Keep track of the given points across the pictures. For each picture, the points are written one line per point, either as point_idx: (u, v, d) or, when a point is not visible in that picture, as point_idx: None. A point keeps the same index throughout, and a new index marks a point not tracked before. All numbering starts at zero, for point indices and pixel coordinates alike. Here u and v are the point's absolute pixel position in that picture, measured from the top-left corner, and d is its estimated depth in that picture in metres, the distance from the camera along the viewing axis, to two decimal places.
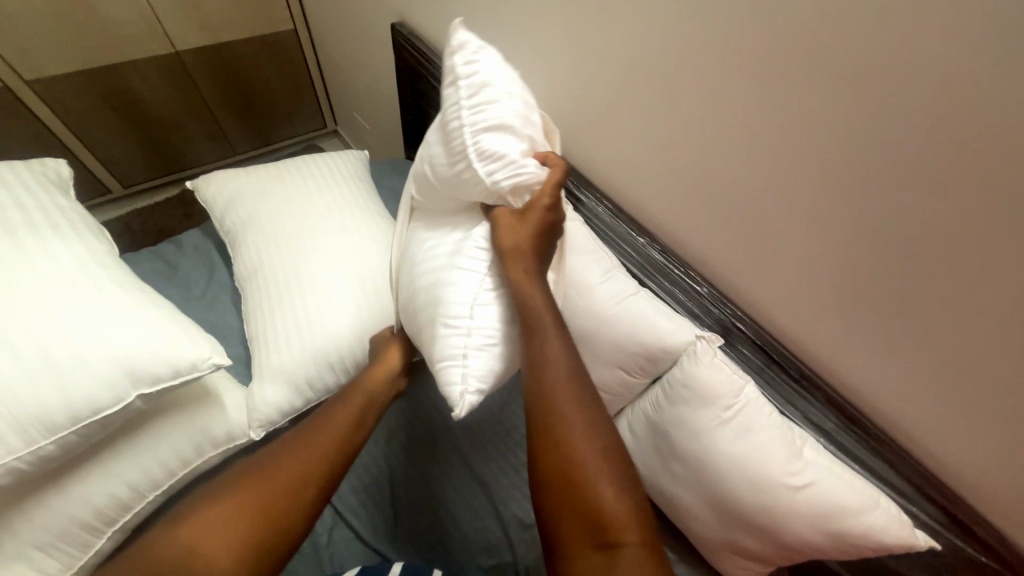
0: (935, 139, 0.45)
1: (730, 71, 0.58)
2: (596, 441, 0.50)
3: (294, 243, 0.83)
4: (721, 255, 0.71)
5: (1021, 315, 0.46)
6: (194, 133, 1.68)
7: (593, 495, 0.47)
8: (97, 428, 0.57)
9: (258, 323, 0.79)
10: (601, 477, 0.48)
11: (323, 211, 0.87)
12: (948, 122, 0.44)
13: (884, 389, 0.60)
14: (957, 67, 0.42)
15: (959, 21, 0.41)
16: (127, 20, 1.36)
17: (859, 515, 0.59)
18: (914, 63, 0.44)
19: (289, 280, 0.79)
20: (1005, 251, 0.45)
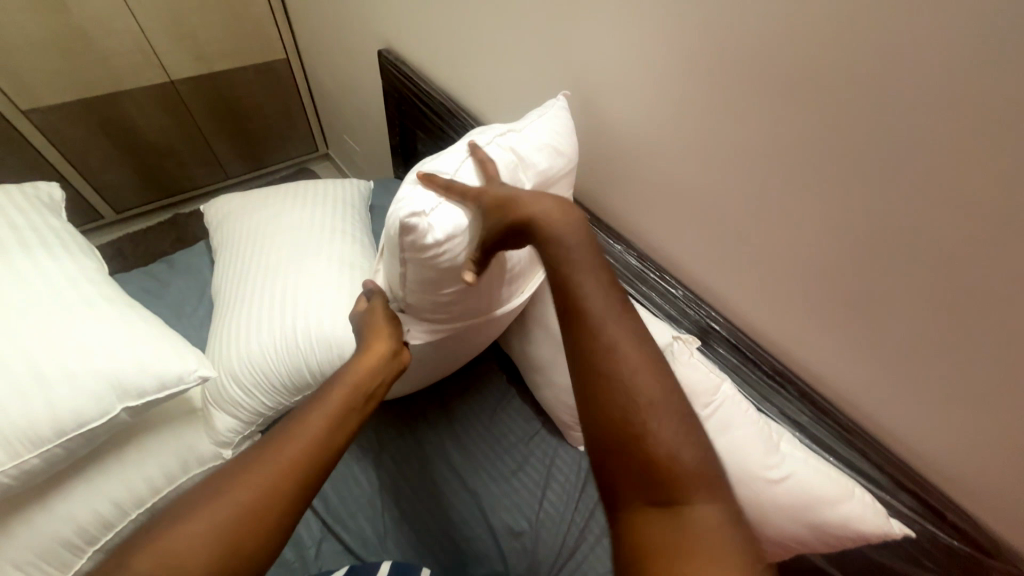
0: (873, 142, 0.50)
1: (693, 87, 0.62)
2: (658, 387, 0.45)
3: (269, 261, 0.82)
4: (695, 259, 0.74)
5: (976, 299, 0.49)
6: (189, 159, 1.72)
7: (650, 445, 0.43)
8: (82, 442, 0.58)
9: (219, 339, 0.77)
10: (661, 417, 0.44)
11: (304, 231, 0.87)
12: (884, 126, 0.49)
13: (853, 381, 0.63)
14: (890, 78, 0.47)
15: (885, 41, 0.46)
16: (127, 52, 1.42)
17: (837, 506, 0.60)
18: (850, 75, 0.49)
19: (255, 297, 0.78)
20: (952, 242, 0.49)
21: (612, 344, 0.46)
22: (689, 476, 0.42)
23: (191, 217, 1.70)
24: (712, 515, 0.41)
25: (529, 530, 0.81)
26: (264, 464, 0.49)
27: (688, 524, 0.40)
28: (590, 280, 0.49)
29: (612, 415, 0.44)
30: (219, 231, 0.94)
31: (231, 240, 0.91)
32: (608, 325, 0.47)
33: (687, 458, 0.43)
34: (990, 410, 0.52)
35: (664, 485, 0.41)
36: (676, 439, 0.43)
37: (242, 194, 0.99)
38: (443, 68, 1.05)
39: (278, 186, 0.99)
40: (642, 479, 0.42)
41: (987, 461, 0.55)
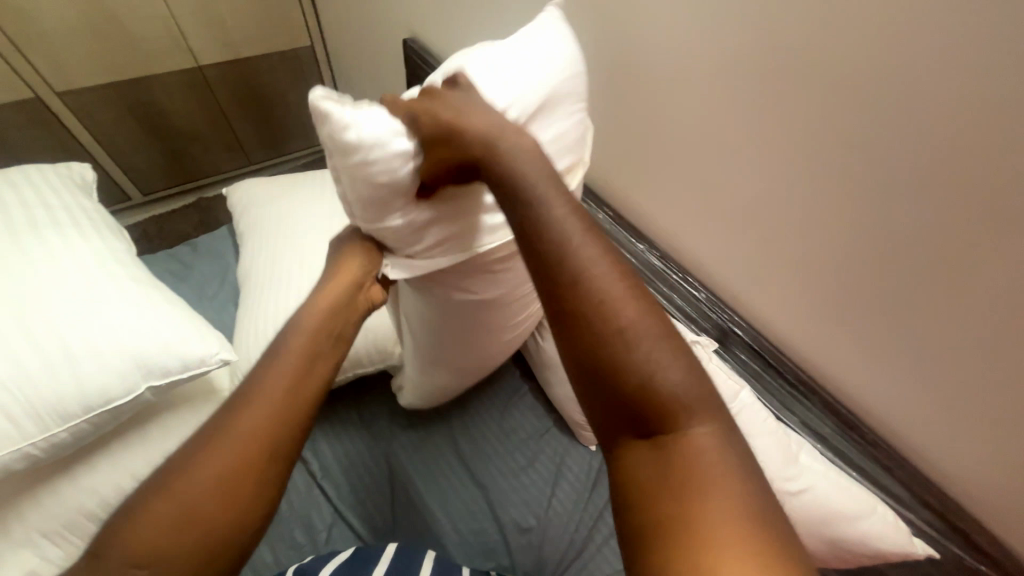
0: (914, 148, 0.47)
1: (724, 84, 0.60)
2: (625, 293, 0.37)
3: (287, 254, 0.84)
4: (719, 262, 0.72)
5: (1015, 317, 0.47)
6: (213, 144, 1.74)
7: (620, 370, 0.35)
8: (108, 419, 0.59)
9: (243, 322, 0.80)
10: (640, 327, 0.36)
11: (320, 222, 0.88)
12: (926, 133, 0.46)
13: (879, 394, 0.60)
14: (934, 81, 0.44)
15: (935, 40, 0.43)
16: (154, 36, 1.44)
17: (856, 522, 0.59)
18: (892, 75, 0.46)
19: (279, 280, 0.81)
20: (993, 256, 0.46)
21: (570, 245, 0.39)
22: (683, 403, 0.34)
23: (214, 202, 1.73)
24: (707, 437, 0.33)
25: (536, 526, 0.81)
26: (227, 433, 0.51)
27: (679, 455, 0.33)
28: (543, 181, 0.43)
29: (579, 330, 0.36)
30: (240, 222, 0.96)
31: (251, 231, 0.93)
32: (566, 225, 0.40)
33: (677, 381, 0.35)
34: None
35: (647, 419, 0.34)
36: (664, 358, 0.35)
37: (260, 183, 1.00)
38: None
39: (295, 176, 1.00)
40: (628, 414, 0.35)
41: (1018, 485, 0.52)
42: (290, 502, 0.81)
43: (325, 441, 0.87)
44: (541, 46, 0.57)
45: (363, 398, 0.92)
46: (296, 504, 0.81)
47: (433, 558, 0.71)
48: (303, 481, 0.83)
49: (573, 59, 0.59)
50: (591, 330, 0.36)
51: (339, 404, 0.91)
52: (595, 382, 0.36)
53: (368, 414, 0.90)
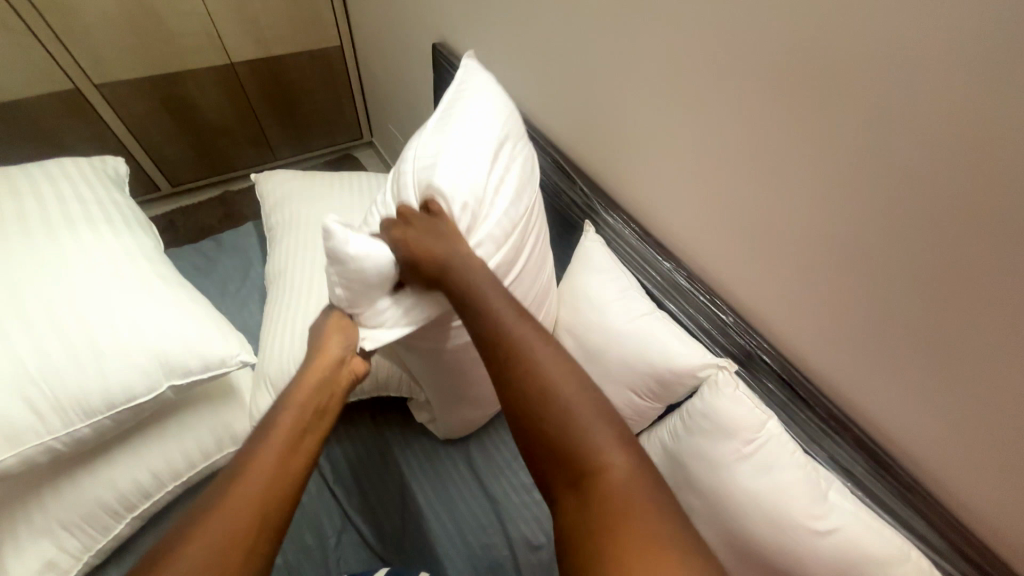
0: (968, 181, 0.45)
1: (764, 104, 0.58)
2: (571, 385, 0.50)
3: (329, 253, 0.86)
4: (748, 285, 0.70)
5: None
6: (241, 139, 1.77)
7: (555, 425, 0.48)
8: (130, 415, 0.60)
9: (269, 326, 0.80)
10: (587, 417, 0.48)
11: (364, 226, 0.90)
12: (983, 166, 0.43)
13: (916, 435, 0.57)
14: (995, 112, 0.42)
15: (1000, 68, 0.40)
16: (190, 33, 1.47)
17: (888, 568, 0.56)
18: (949, 103, 0.44)
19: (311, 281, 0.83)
20: None
21: (532, 357, 0.52)
22: (609, 448, 0.47)
23: (239, 196, 1.76)
24: (629, 471, 0.45)
25: (547, 543, 0.79)
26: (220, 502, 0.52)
27: (607, 490, 0.44)
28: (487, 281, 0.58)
29: (524, 398, 0.49)
30: (277, 211, 0.97)
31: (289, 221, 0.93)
32: (531, 345, 0.53)
33: (599, 433, 0.48)
34: None
35: (579, 467, 0.46)
36: (592, 417, 0.48)
37: (302, 176, 1.02)
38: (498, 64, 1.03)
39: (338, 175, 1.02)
40: (567, 466, 0.47)
41: None
42: (300, 504, 0.81)
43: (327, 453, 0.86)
44: (479, 124, 0.70)
45: (378, 403, 0.92)
46: (307, 507, 0.81)
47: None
48: (315, 484, 0.83)
49: (517, 131, 0.75)
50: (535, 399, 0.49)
51: (354, 408, 0.91)
52: (538, 441, 0.48)
53: (382, 419, 0.90)
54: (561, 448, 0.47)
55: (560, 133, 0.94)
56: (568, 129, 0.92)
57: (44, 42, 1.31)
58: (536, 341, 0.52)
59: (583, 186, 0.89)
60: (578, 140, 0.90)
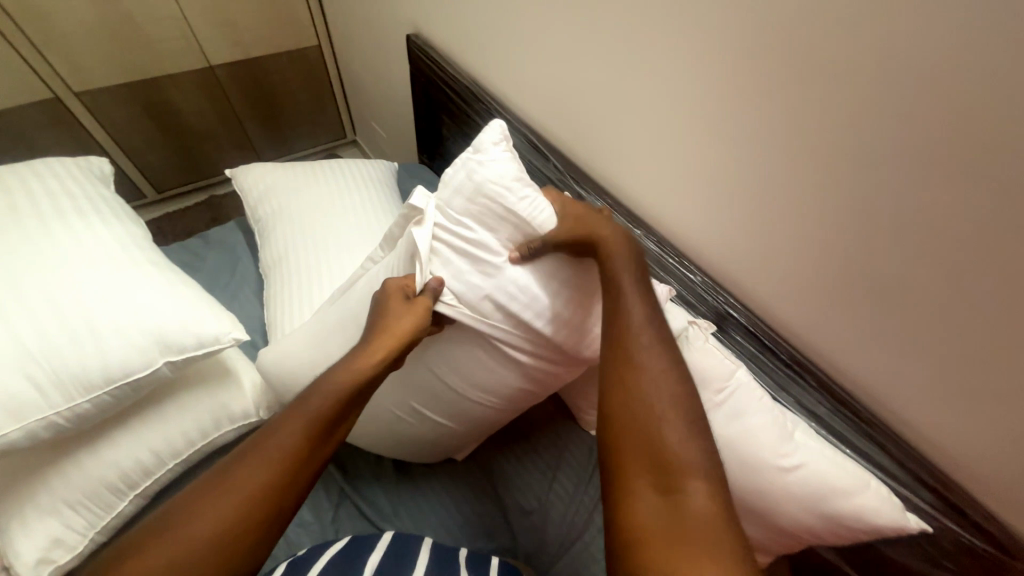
0: (893, 126, 0.49)
1: (716, 71, 0.62)
2: (673, 391, 0.53)
3: (312, 243, 0.92)
4: (715, 246, 0.74)
5: (992, 289, 0.48)
6: (224, 142, 1.79)
7: (665, 434, 0.50)
8: (128, 391, 0.62)
9: (278, 314, 0.87)
10: (672, 419, 0.51)
11: (344, 215, 0.97)
12: (905, 111, 0.48)
13: (871, 372, 0.62)
14: (910, 61, 0.46)
15: (912, 20, 0.45)
16: (169, 37, 1.48)
17: (850, 497, 0.60)
18: (872, 55, 0.48)
19: (299, 271, 0.90)
20: (970, 229, 0.48)
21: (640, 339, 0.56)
22: (695, 468, 0.48)
23: (225, 199, 1.78)
24: (705, 506, 0.45)
25: (538, 508, 0.82)
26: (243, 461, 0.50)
27: (682, 505, 0.45)
28: (631, 276, 0.61)
29: (635, 401, 0.52)
30: (259, 207, 1.02)
31: (274, 216, 0.99)
32: (647, 338, 0.57)
33: (695, 451, 0.49)
34: (1005, 403, 0.51)
35: (665, 466, 0.48)
36: (686, 435, 0.50)
37: (279, 169, 1.07)
38: (472, 52, 1.06)
39: (314, 166, 1.07)
40: (652, 465, 0.48)
41: (1004, 455, 0.53)
42: None
43: None
44: None
45: None
46: None
47: (430, 545, 0.70)
48: None
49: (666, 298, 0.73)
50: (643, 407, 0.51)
51: None
52: (625, 436, 0.51)
53: None
54: (648, 440, 0.50)
55: (534, 115, 0.97)
56: (541, 111, 0.95)
57: (21, 52, 1.32)
58: (658, 351, 0.56)
59: (557, 164, 0.92)
60: (551, 120, 0.93)
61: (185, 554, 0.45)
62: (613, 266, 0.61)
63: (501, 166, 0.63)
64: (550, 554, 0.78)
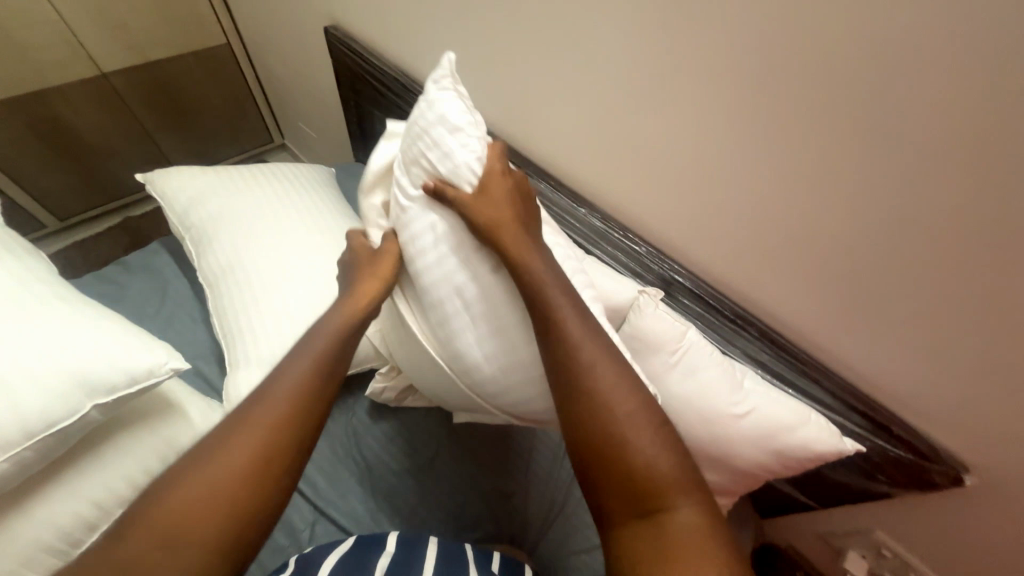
0: (797, 90, 0.54)
1: (639, 48, 0.65)
2: (625, 406, 0.51)
3: (252, 252, 0.87)
4: (656, 217, 0.77)
5: (891, 228, 0.54)
6: (133, 158, 1.63)
7: (632, 458, 0.49)
8: (54, 442, 0.56)
9: (230, 329, 0.83)
10: (632, 434, 0.50)
11: (283, 219, 0.91)
12: (806, 74, 0.53)
13: (802, 316, 0.68)
14: (805, 28, 0.51)
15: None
16: (48, 44, 1.31)
17: (795, 432, 0.65)
18: (773, 24, 0.52)
19: (243, 284, 0.84)
20: (869, 178, 0.53)
21: (581, 363, 0.53)
22: (671, 484, 0.48)
23: (143, 221, 1.62)
24: (691, 518, 0.47)
25: (519, 491, 0.84)
26: (236, 440, 0.51)
27: (667, 530, 0.46)
28: (557, 287, 0.57)
29: (595, 421, 0.51)
30: (186, 219, 0.94)
31: (204, 228, 0.92)
32: (583, 354, 0.53)
33: (668, 466, 0.49)
34: (911, 326, 0.58)
35: (643, 495, 0.48)
36: (653, 449, 0.50)
37: (202, 176, 0.98)
38: (397, 42, 1.02)
39: (242, 170, 1.00)
40: (629, 493, 0.48)
41: (914, 372, 0.61)
42: None
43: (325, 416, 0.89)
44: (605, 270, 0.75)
45: None
46: None
47: (437, 540, 0.68)
48: None
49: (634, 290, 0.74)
50: (605, 431, 0.50)
51: None
52: (602, 466, 0.50)
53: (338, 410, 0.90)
54: (619, 458, 0.49)
55: None
56: (476, 100, 0.94)
57: None
58: (594, 369, 0.53)
59: None
60: (487, 109, 0.93)
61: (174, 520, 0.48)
62: (537, 277, 0.57)
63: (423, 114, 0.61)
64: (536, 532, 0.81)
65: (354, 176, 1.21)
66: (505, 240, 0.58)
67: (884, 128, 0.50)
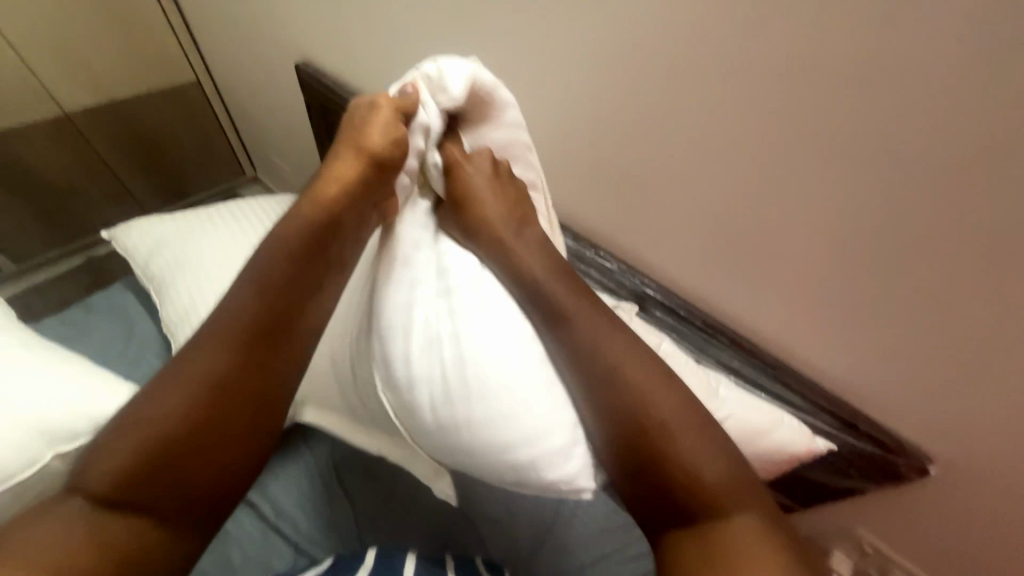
0: (742, 113, 0.59)
1: (599, 79, 0.70)
2: (683, 421, 0.58)
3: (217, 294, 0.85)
4: (625, 234, 0.81)
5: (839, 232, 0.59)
6: (95, 196, 1.58)
7: (677, 463, 0.56)
8: (11, 495, 0.54)
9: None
10: (691, 447, 0.57)
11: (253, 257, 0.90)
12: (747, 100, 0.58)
13: (767, 321, 0.71)
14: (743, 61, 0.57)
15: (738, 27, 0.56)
16: (7, 83, 1.31)
17: (770, 434, 0.68)
18: (716, 57, 0.58)
19: None
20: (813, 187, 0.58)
21: (633, 368, 0.61)
22: (727, 493, 0.55)
23: (106, 259, 1.57)
24: (750, 525, 0.52)
25: (506, 514, 0.81)
26: (194, 366, 0.55)
27: (722, 532, 0.52)
28: (592, 305, 0.65)
29: (641, 427, 0.58)
30: (151, 263, 0.92)
31: (171, 270, 0.90)
32: (631, 357, 0.62)
33: (725, 479, 0.55)
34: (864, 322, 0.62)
35: (706, 505, 0.54)
36: (709, 460, 0.56)
37: (168, 219, 0.97)
38: (369, 77, 1.05)
39: (209, 209, 0.99)
40: (689, 497, 0.55)
41: (872, 366, 0.65)
42: (238, 543, 0.77)
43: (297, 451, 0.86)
44: None
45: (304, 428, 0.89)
46: (242, 548, 0.77)
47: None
48: (255, 529, 0.79)
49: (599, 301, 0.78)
50: (662, 441, 0.57)
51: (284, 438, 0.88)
52: (655, 473, 0.57)
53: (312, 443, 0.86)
54: (677, 467, 0.56)
55: None
56: None
57: None
58: (631, 377, 0.60)
59: None
60: None
61: (155, 432, 0.52)
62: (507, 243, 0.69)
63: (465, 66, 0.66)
64: (526, 558, 0.78)
65: None
66: (473, 215, 0.69)
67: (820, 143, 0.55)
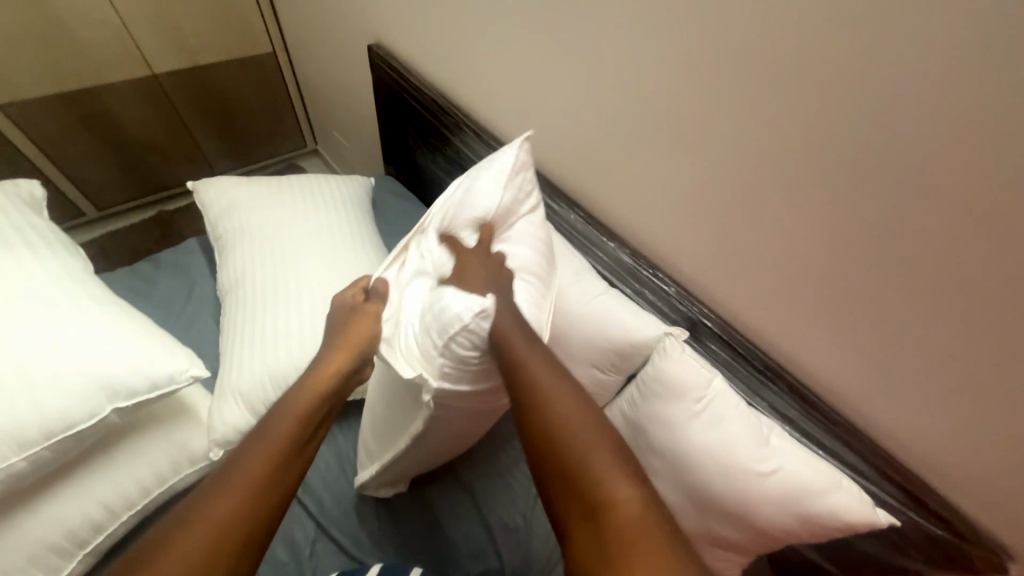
0: (843, 150, 0.53)
1: (679, 93, 0.65)
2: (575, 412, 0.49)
3: (274, 267, 0.88)
4: (686, 259, 0.76)
5: (940, 296, 0.52)
6: (172, 155, 1.68)
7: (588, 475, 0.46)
8: (71, 443, 0.57)
9: (240, 336, 0.82)
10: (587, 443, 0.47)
11: (313, 233, 0.93)
12: (852, 136, 0.52)
13: (836, 374, 0.65)
14: (853, 92, 0.50)
15: (854, 54, 0.49)
16: (104, 43, 1.37)
17: (824, 496, 0.62)
18: (820, 85, 0.52)
19: (266, 297, 0.84)
20: (916, 242, 0.51)
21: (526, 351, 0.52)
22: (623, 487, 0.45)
23: (176, 215, 1.68)
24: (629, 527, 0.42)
25: (524, 526, 0.81)
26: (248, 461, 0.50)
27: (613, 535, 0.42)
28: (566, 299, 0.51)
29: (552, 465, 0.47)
30: (221, 223, 0.96)
31: (237, 233, 0.94)
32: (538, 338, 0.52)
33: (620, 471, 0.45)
34: (955, 397, 0.55)
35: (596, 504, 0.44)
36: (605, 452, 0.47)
37: (244, 180, 1.01)
38: (439, 63, 1.03)
39: (281, 179, 1.02)
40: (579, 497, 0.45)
41: (956, 446, 0.57)
42: None
43: (334, 432, 0.88)
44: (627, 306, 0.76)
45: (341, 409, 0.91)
46: None
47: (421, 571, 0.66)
48: None
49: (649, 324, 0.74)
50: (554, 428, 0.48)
51: None
52: (562, 487, 0.46)
53: (349, 423, 0.90)
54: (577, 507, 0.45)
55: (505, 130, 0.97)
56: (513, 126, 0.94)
57: None
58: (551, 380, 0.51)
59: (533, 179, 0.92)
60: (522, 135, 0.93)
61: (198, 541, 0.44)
62: None
63: (506, 169, 0.69)
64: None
65: (384, 189, 1.23)
66: None
67: (934, 195, 0.48)
